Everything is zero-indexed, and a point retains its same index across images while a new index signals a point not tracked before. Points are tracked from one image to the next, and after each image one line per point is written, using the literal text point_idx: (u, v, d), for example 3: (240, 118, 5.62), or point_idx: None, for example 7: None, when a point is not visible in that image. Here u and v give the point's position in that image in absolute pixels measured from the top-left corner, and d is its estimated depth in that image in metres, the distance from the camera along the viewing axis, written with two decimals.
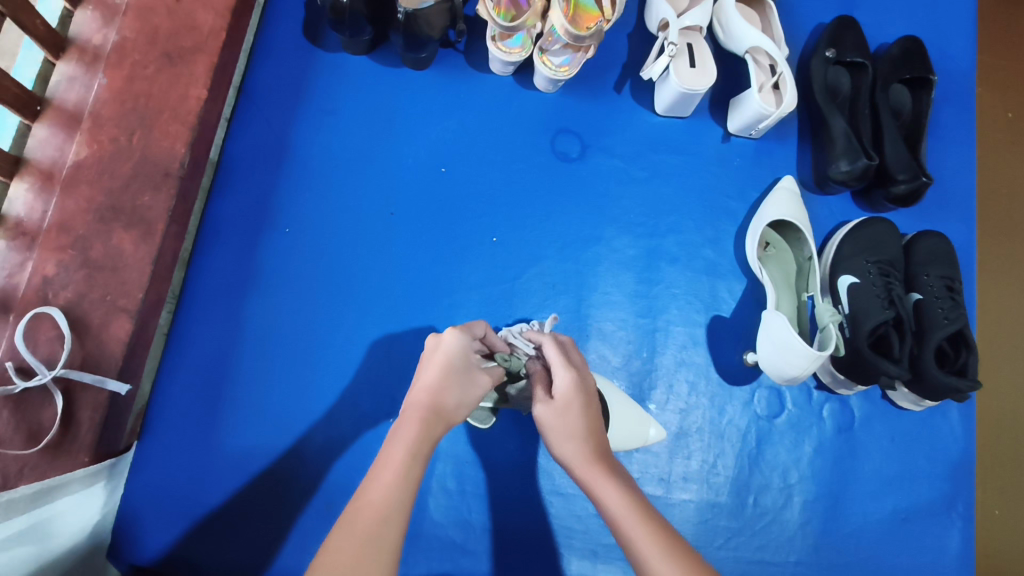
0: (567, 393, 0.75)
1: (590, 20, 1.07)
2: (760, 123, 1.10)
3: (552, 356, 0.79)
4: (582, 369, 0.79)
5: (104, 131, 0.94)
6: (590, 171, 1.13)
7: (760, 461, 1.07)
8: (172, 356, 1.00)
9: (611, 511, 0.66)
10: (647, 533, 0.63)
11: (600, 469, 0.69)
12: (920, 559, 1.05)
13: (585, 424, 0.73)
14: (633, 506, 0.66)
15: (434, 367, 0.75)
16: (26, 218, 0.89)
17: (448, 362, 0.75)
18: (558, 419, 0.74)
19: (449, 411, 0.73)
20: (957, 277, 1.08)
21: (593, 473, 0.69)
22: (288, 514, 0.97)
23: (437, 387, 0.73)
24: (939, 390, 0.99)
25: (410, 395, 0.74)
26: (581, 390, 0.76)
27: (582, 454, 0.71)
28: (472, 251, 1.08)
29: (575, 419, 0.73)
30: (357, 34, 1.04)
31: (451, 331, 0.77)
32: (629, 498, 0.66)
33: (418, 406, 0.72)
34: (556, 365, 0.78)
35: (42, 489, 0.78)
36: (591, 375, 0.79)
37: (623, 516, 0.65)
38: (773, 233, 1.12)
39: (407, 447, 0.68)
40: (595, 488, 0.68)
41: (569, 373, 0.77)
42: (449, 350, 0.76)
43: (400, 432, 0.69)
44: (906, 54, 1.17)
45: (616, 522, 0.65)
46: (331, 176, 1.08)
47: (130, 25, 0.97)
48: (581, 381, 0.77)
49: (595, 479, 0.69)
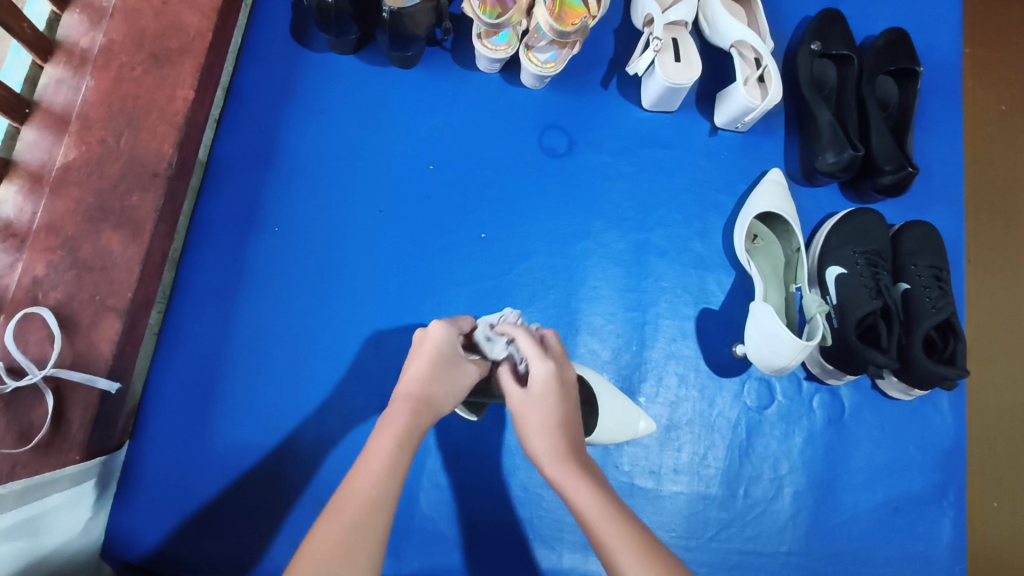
0: (542, 385, 0.75)
1: (575, 17, 1.07)
2: (746, 117, 1.11)
3: (526, 348, 0.77)
4: (562, 363, 0.78)
5: (92, 132, 0.94)
6: (577, 167, 1.14)
7: (750, 453, 1.07)
8: (164, 355, 1.01)
9: (584, 512, 0.67)
10: (619, 534, 0.64)
11: (572, 467, 0.70)
12: (911, 548, 1.05)
13: (557, 419, 0.73)
14: (606, 504, 0.67)
15: (423, 359, 0.75)
16: (16, 220, 0.91)
17: (438, 352, 0.75)
18: (532, 411, 0.74)
19: (440, 402, 0.74)
20: (945, 266, 1.08)
21: (565, 471, 0.70)
22: (281, 510, 0.97)
23: (426, 378, 0.74)
24: (927, 379, 0.99)
25: (400, 386, 0.74)
26: (559, 382, 0.76)
27: (553, 453, 0.71)
28: (461, 247, 1.09)
29: (550, 411, 0.74)
30: (344, 33, 1.04)
31: (438, 322, 0.77)
32: (602, 496, 0.67)
33: (408, 398, 0.72)
34: (532, 356, 0.77)
35: (32, 484, 0.79)
36: (570, 367, 0.79)
37: (595, 518, 0.66)
38: (761, 225, 1.13)
39: (393, 438, 0.68)
40: (568, 490, 0.69)
41: (546, 364, 0.76)
42: (438, 342, 0.76)
43: (387, 426, 0.69)
44: (892, 47, 1.17)
45: (590, 524, 0.66)
46: (319, 175, 1.09)
47: (117, 28, 0.98)
48: (559, 372, 0.77)
49: (568, 477, 0.69)
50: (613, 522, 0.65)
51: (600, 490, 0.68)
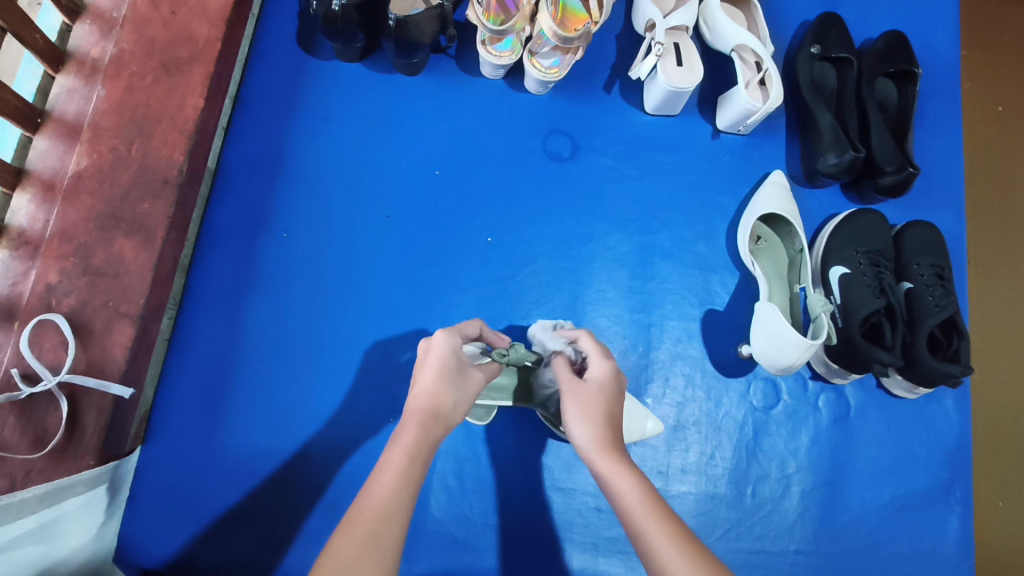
0: (600, 380, 0.76)
1: (578, 23, 1.09)
2: (748, 119, 1.12)
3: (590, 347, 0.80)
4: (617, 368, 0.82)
5: (103, 141, 0.96)
6: (581, 170, 1.15)
7: (757, 452, 1.08)
8: (174, 361, 1.02)
9: (625, 499, 0.66)
10: (657, 524, 0.63)
11: (618, 461, 0.70)
12: (919, 545, 1.06)
13: (604, 414, 0.73)
14: (646, 498, 0.66)
15: (430, 370, 0.75)
16: (28, 228, 0.91)
17: (444, 364, 0.75)
18: (593, 400, 0.75)
19: (448, 413, 0.74)
20: (947, 266, 1.09)
21: (611, 465, 0.69)
22: (293, 513, 0.98)
23: (434, 389, 0.74)
24: (932, 377, 1.00)
25: (410, 401, 0.74)
26: (615, 383, 0.77)
27: (598, 443, 0.71)
28: (468, 251, 1.10)
29: (603, 404, 0.74)
30: (350, 41, 1.05)
31: (440, 333, 0.77)
32: (644, 490, 0.67)
33: (418, 408, 0.72)
34: (594, 354, 0.80)
35: (53, 489, 0.81)
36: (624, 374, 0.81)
37: (635, 507, 0.65)
38: (764, 227, 1.14)
39: (403, 453, 0.68)
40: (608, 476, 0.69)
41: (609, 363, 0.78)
42: (442, 353, 0.76)
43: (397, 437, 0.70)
44: (890, 49, 1.19)
45: (630, 516, 0.65)
46: (327, 182, 1.10)
47: (127, 38, 1.00)
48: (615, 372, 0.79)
49: (613, 471, 0.69)
50: (652, 512, 0.64)
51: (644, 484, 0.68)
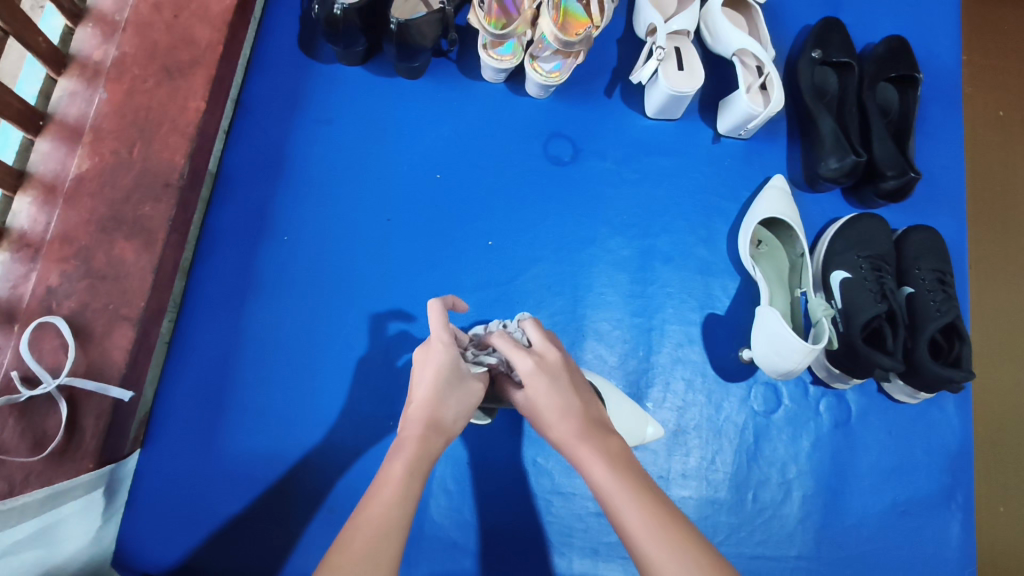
0: (530, 380, 0.74)
1: (579, 27, 1.09)
2: (749, 124, 1.12)
3: (506, 351, 0.77)
4: (544, 350, 0.77)
5: (105, 144, 0.96)
6: (582, 174, 1.15)
7: (758, 457, 1.07)
8: (174, 364, 1.01)
9: (597, 483, 0.68)
10: (631, 504, 0.65)
11: (585, 443, 0.71)
12: (921, 551, 1.05)
13: (561, 401, 0.74)
14: (616, 479, 0.67)
15: (427, 384, 0.75)
16: (29, 231, 0.92)
17: (440, 377, 0.74)
18: (534, 401, 0.75)
19: (448, 425, 0.75)
20: (948, 271, 1.09)
21: (579, 448, 0.71)
22: (293, 517, 0.98)
23: (433, 402, 0.74)
24: (933, 382, 1.00)
25: (407, 413, 0.74)
26: (546, 370, 0.75)
27: (573, 433, 0.72)
28: (469, 254, 1.10)
29: (549, 397, 0.74)
30: (351, 45, 1.05)
31: (439, 343, 0.76)
32: (612, 471, 0.68)
33: (417, 419, 0.73)
34: (513, 356, 0.76)
35: (52, 493, 0.80)
36: (552, 351, 0.77)
37: (609, 490, 0.67)
38: (765, 231, 1.14)
39: (405, 464, 0.69)
40: (584, 466, 0.70)
41: (526, 359, 0.75)
42: (439, 364, 0.75)
43: (398, 449, 0.70)
44: (891, 54, 1.18)
45: (604, 496, 0.67)
46: (328, 185, 1.10)
47: (130, 41, 1.00)
48: (542, 361, 0.76)
49: (581, 454, 0.70)
50: (624, 490, 0.66)
51: (611, 464, 0.69)
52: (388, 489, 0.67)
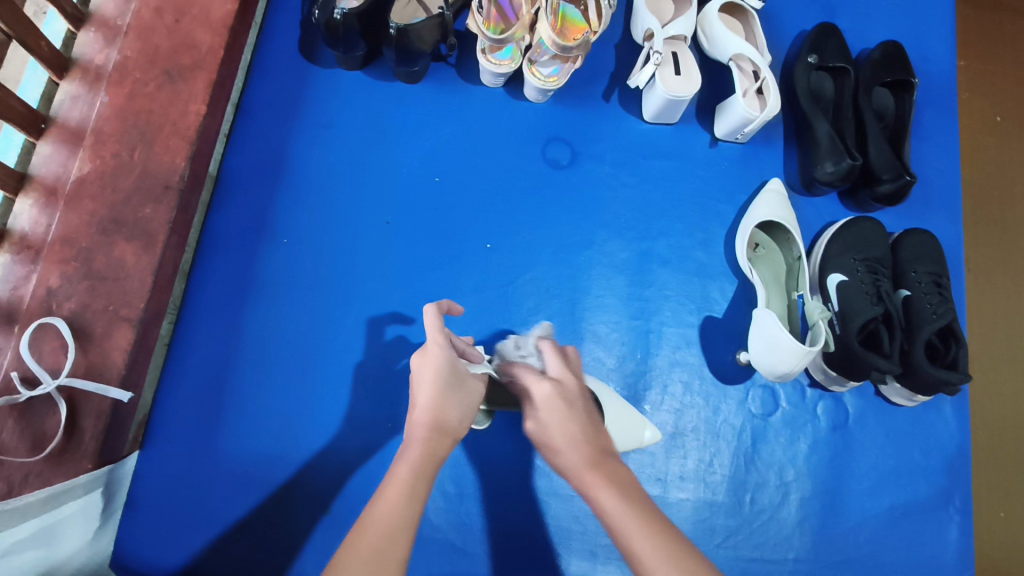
0: (546, 405, 0.78)
1: (577, 32, 1.11)
2: (745, 128, 1.13)
3: (525, 378, 0.82)
4: (562, 377, 0.82)
5: (106, 147, 0.97)
6: (580, 178, 1.16)
7: (756, 459, 1.08)
8: (174, 365, 1.02)
9: (610, 514, 0.68)
10: (645, 535, 0.65)
11: (597, 474, 0.71)
12: (919, 554, 1.05)
13: (575, 429, 0.75)
14: (630, 510, 0.67)
15: (429, 387, 0.76)
16: (30, 232, 0.92)
17: (437, 379, 0.76)
18: (548, 427, 0.77)
19: (452, 427, 0.75)
20: (944, 274, 1.10)
21: (591, 479, 0.71)
22: (290, 519, 0.98)
23: (436, 406, 0.75)
24: (930, 385, 1.00)
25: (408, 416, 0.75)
26: (562, 396, 0.79)
27: (583, 459, 0.73)
28: (467, 257, 1.11)
29: (563, 424, 0.76)
30: (351, 49, 1.06)
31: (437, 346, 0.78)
32: (626, 503, 0.68)
33: (419, 422, 0.73)
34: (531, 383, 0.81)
35: (54, 492, 0.81)
36: (570, 380, 0.82)
37: (622, 521, 0.67)
38: (761, 234, 1.15)
39: (409, 466, 0.69)
40: (595, 496, 0.70)
41: (543, 386, 0.79)
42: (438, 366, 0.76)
43: (406, 453, 0.71)
44: (886, 59, 1.20)
45: (616, 527, 0.67)
46: (328, 188, 1.11)
47: (131, 45, 1.01)
48: (560, 387, 0.80)
49: (593, 485, 0.70)
50: (637, 521, 0.66)
51: (625, 496, 0.69)
52: (387, 490, 0.67)
